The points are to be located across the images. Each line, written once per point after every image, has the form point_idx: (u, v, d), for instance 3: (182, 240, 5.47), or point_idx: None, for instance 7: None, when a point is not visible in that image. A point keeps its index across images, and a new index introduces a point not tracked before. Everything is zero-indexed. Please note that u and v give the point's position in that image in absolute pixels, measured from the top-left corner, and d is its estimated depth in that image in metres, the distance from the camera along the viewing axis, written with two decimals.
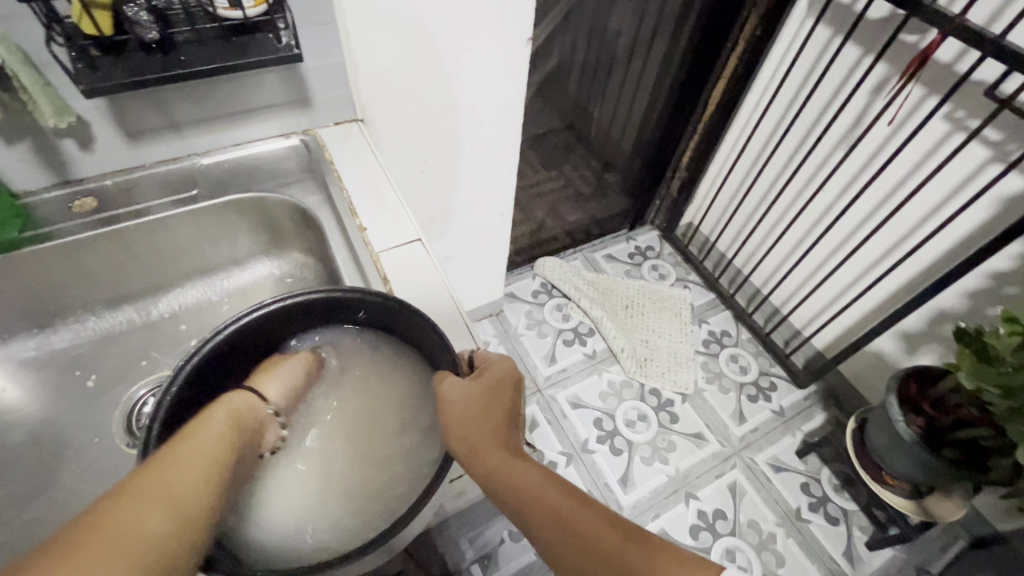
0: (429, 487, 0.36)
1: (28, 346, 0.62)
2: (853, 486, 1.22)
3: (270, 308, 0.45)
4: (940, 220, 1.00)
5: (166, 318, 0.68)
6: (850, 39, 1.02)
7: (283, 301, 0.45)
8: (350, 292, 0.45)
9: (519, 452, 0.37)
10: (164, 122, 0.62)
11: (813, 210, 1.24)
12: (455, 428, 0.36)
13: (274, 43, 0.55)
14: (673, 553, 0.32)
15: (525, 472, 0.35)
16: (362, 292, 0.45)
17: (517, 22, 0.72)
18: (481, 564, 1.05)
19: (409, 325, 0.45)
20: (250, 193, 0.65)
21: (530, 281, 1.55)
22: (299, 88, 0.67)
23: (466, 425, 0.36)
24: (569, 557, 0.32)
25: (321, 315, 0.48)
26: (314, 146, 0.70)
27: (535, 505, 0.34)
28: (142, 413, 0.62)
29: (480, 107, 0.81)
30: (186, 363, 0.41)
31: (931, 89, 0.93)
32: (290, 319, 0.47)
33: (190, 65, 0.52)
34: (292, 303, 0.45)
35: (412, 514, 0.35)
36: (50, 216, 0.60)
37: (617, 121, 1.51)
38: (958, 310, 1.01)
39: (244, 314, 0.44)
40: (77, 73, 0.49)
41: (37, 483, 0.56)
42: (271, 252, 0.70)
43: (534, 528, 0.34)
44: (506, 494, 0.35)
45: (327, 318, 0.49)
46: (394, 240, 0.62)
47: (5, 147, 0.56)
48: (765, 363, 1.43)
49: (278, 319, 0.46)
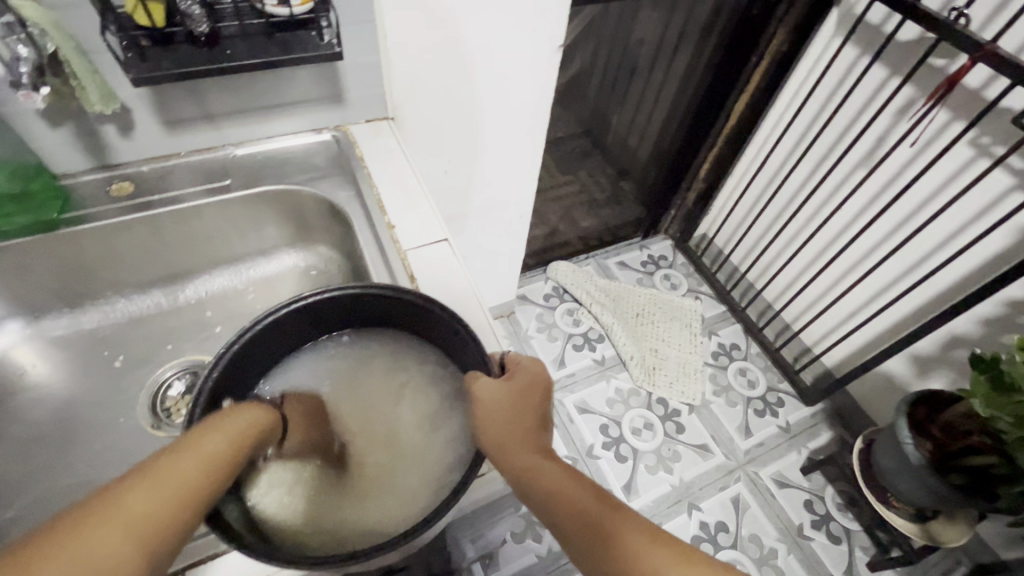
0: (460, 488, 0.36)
1: (57, 325, 0.64)
2: (856, 506, 1.22)
3: (307, 301, 0.46)
4: (960, 244, 1.00)
5: (191, 303, 0.69)
6: (878, 60, 1.02)
7: (321, 294, 0.46)
8: (386, 289, 0.46)
9: (550, 454, 0.37)
10: (202, 112, 0.63)
11: (831, 227, 1.24)
12: (488, 428, 0.37)
13: (316, 40, 0.56)
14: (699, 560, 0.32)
15: (556, 474, 0.36)
16: (400, 291, 0.45)
17: (549, 27, 0.73)
18: (483, 564, 1.06)
19: (443, 327, 0.46)
20: (282, 185, 0.66)
21: (542, 285, 1.56)
22: (333, 85, 0.68)
23: (497, 425, 0.37)
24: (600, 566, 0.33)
25: (357, 309, 0.49)
26: (344, 142, 0.71)
27: (565, 511, 0.34)
28: (167, 396, 0.63)
29: (507, 111, 0.82)
30: (233, 343, 0.43)
31: (957, 114, 0.93)
32: (329, 310, 0.48)
33: (234, 59, 0.53)
34: (330, 297, 0.46)
35: (443, 510, 0.35)
36: (87, 199, 0.62)
37: (636, 130, 1.51)
38: (972, 336, 1.01)
39: (283, 305, 0.45)
40: (126, 62, 0.50)
41: (62, 459, 0.57)
42: (298, 244, 0.72)
43: (564, 535, 0.34)
44: (537, 496, 0.35)
45: (364, 313, 0.50)
46: (421, 238, 0.62)
47: (49, 130, 0.57)
48: (773, 378, 1.43)
49: (314, 310, 0.47)
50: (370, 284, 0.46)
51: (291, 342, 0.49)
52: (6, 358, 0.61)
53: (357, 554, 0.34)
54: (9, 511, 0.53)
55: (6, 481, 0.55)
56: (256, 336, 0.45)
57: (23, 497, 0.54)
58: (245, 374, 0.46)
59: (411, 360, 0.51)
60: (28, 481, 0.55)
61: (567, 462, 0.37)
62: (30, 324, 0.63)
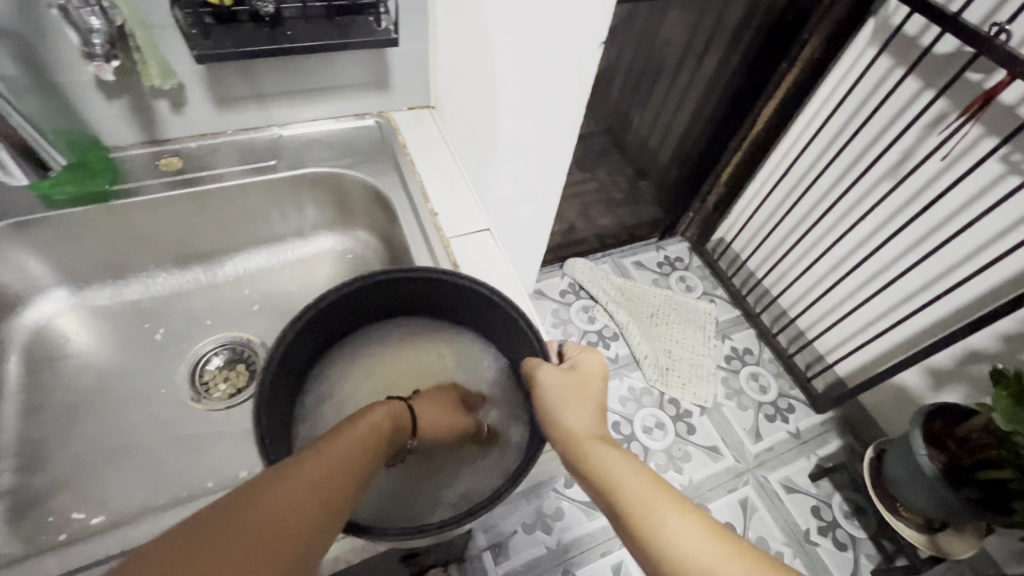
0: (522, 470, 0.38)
1: (100, 295, 0.65)
2: (863, 514, 1.23)
3: (371, 281, 0.47)
4: (984, 260, 1.00)
5: (229, 281, 0.70)
6: (913, 72, 1.02)
7: (384, 275, 0.48)
8: (452, 276, 0.47)
9: (610, 442, 0.39)
10: (253, 92, 0.64)
11: (853, 237, 1.25)
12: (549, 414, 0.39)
13: (373, 25, 0.57)
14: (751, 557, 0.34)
15: (619, 464, 0.37)
16: (471, 280, 0.47)
17: (595, 27, 0.69)
18: (493, 552, 1.08)
19: (497, 315, 0.49)
20: (327, 168, 0.67)
21: (558, 281, 1.57)
22: (380, 70, 0.69)
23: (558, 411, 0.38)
24: (656, 558, 0.34)
25: (414, 290, 0.51)
26: (387, 129, 0.72)
27: (626, 501, 0.35)
28: (206, 369, 0.65)
29: (545, 109, 0.78)
30: (314, 309, 0.45)
31: (990, 130, 0.93)
32: (403, 290, 0.51)
33: (294, 40, 0.54)
34: (392, 277, 0.48)
35: (506, 492, 0.37)
36: (135, 172, 0.62)
37: (657, 133, 1.48)
38: (991, 351, 1.01)
39: (349, 284, 0.47)
40: (191, 38, 0.51)
41: (103, 426, 0.58)
42: (337, 227, 0.72)
43: (620, 523, 0.36)
44: (597, 483, 0.37)
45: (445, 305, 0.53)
46: (463, 227, 0.63)
47: (104, 102, 0.58)
48: (784, 385, 1.43)
49: (373, 289, 0.49)
50: (429, 269, 0.48)
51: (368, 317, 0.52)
52: (50, 326, 0.62)
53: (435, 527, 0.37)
54: (54, 475, 0.54)
55: (52, 446, 0.56)
56: (330, 308, 0.47)
57: (66, 462, 0.55)
58: (318, 338, 0.49)
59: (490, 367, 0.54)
60: (74, 447, 0.56)
61: (628, 451, 0.38)
62: (75, 293, 0.64)
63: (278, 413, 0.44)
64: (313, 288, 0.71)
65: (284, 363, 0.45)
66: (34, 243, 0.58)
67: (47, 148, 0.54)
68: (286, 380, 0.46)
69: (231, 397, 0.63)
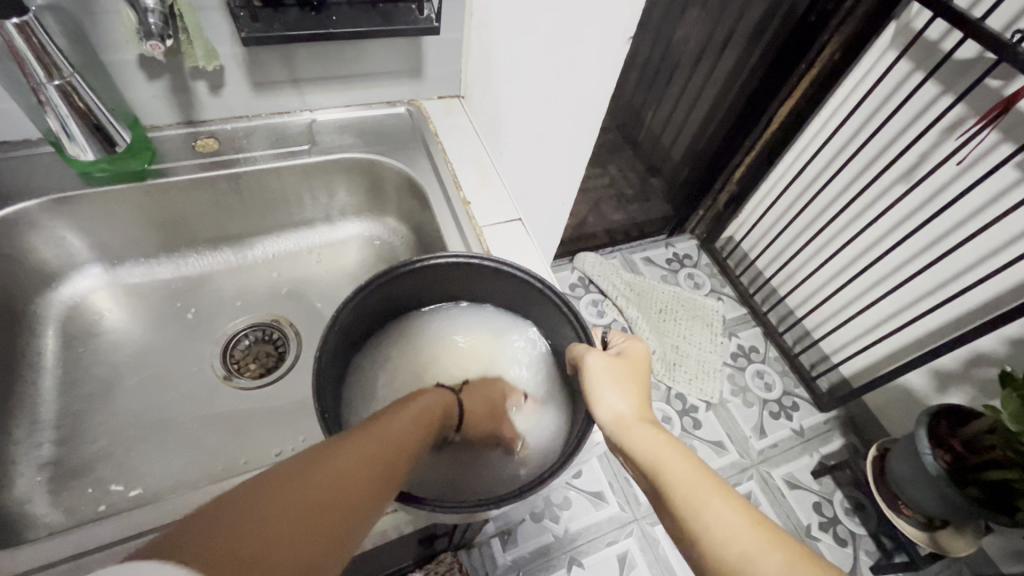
0: (574, 447, 0.41)
1: (133, 273, 0.66)
2: (863, 511, 1.25)
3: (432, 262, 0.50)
4: (996, 265, 1.01)
5: (259, 263, 0.71)
6: (932, 77, 1.03)
7: (439, 258, 0.50)
8: (505, 262, 0.50)
9: (655, 425, 0.41)
10: (289, 76, 0.64)
11: (865, 238, 1.26)
12: (598, 396, 0.42)
13: (415, 13, 0.58)
14: (798, 553, 0.32)
15: (663, 444, 0.39)
16: (518, 268, 0.49)
17: (624, 19, 0.68)
18: (501, 539, 1.09)
19: (541, 303, 0.51)
20: (359, 153, 0.68)
21: (568, 274, 1.58)
22: (415, 59, 0.69)
23: (604, 393, 0.42)
24: (700, 546, 0.34)
25: (463, 277, 0.53)
26: (418, 117, 0.73)
27: (669, 482, 0.37)
28: (237, 348, 0.66)
29: (572, 100, 0.78)
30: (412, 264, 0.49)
31: (1007, 136, 0.94)
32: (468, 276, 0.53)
33: (339, 26, 0.55)
34: (447, 261, 0.50)
35: (560, 469, 0.39)
36: (173, 152, 0.63)
37: (671, 127, 1.50)
38: (997, 355, 1.03)
39: (408, 264, 0.49)
40: (239, 20, 0.52)
41: (139, 402, 0.59)
42: (367, 213, 0.73)
43: (667, 511, 0.36)
44: (641, 462, 0.39)
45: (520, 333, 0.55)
46: (495, 216, 0.64)
47: (146, 82, 0.58)
48: (789, 383, 1.45)
49: (428, 273, 0.51)
50: (479, 256, 0.50)
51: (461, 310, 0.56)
52: (86, 302, 0.63)
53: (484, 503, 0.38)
54: (93, 448, 0.55)
55: (90, 420, 0.57)
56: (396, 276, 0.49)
57: (103, 436, 0.56)
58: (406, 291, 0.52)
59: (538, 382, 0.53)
60: (111, 420, 0.57)
61: (674, 434, 0.40)
62: (110, 269, 0.65)
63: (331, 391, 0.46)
64: (341, 272, 0.72)
65: (343, 327, 0.47)
66: (72, 219, 0.59)
67: (115, 124, 0.54)
68: (340, 354, 0.47)
69: (260, 376, 0.64)
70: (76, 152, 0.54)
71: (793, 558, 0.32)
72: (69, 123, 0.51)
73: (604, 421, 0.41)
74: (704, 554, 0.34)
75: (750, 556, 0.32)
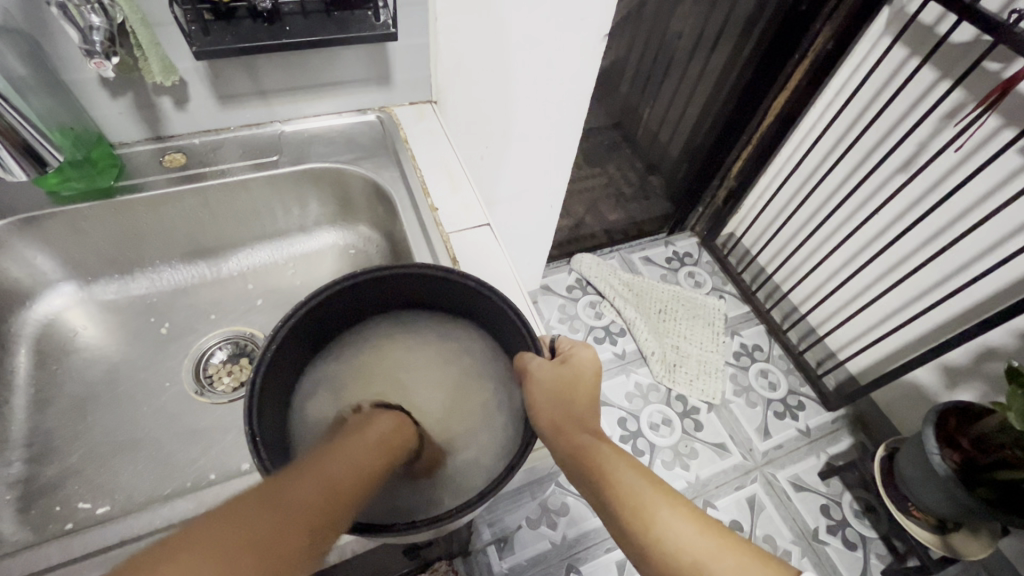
0: (518, 458, 0.39)
1: (108, 290, 0.66)
2: (873, 513, 1.21)
3: (341, 287, 0.47)
4: (1002, 255, 0.97)
5: (233, 276, 0.71)
6: (928, 61, 0.99)
7: (357, 277, 0.47)
8: (447, 271, 0.47)
9: (599, 436, 0.42)
10: (255, 89, 0.64)
11: (868, 229, 1.21)
12: (541, 407, 0.41)
13: (371, 20, 0.58)
14: (740, 546, 0.37)
15: (610, 457, 0.41)
16: (461, 275, 0.47)
17: (597, 16, 0.68)
18: (497, 546, 1.08)
19: (490, 309, 0.48)
20: (329, 164, 0.67)
21: (565, 276, 1.56)
22: (381, 66, 0.68)
23: (552, 406, 0.41)
24: (655, 554, 0.37)
25: (391, 288, 0.50)
26: (389, 124, 0.72)
27: (620, 496, 0.39)
28: (210, 363, 0.65)
29: (548, 100, 0.78)
30: (314, 296, 0.45)
31: (1009, 121, 0.90)
32: (318, 314, 0.47)
33: (292, 35, 0.55)
34: (364, 280, 0.47)
35: (503, 481, 0.37)
36: (141, 167, 0.63)
37: (666, 126, 1.50)
38: (1007, 349, 0.99)
39: (322, 290, 0.46)
40: (191, 35, 0.52)
41: (109, 419, 0.59)
42: (339, 222, 0.73)
43: (618, 524, 0.38)
44: (589, 476, 0.40)
45: (363, 294, 0.49)
46: (463, 223, 0.64)
47: (110, 100, 0.59)
48: (795, 382, 1.41)
49: (348, 292, 0.48)
50: (412, 265, 0.48)
51: (301, 343, 0.48)
52: (59, 320, 0.64)
53: (429, 522, 0.36)
54: (64, 465, 0.56)
55: (61, 437, 0.57)
56: (290, 330, 0.45)
57: (73, 452, 0.57)
58: (274, 396, 0.45)
59: (494, 366, 0.50)
60: (83, 437, 0.58)
61: (619, 445, 0.42)
62: (83, 287, 0.65)
63: (273, 425, 0.43)
64: (315, 282, 0.72)
65: (271, 365, 0.44)
66: (43, 238, 0.60)
67: (46, 145, 0.52)
68: (269, 397, 0.43)
69: (235, 390, 0.64)
70: (9, 176, 0.51)
71: (738, 556, 0.36)
72: (4, 157, 0.49)
73: (551, 436, 0.41)
74: (657, 560, 0.37)
75: (699, 561, 0.36)
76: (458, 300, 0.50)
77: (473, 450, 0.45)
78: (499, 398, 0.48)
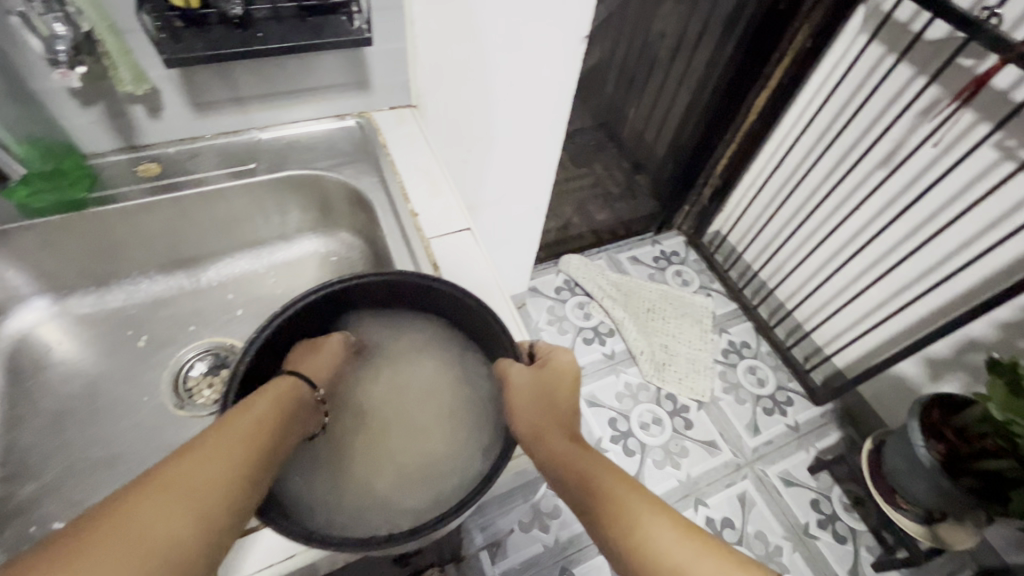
0: (493, 469, 0.38)
1: (84, 303, 0.65)
2: (862, 506, 1.22)
3: (321, 295, 0.46)
4: (982, 248, 0.98)
5: (213, 285, 0.70)
6: (905, 58, 1.01)
7: (337, 285, 0.47)
8: (425, 278, 0.46)
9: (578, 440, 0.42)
10: (231, 96, 0.63)
11: (850, 225, 1.22)
12: (519, 410, 0.43)
13: (347, 25, 0.57)
14: (718, 549, 0.37)
15: (588, 459, 0.40)
16: (438, 280, 0.46)
17: (575, 19, 0.68)
18: (490, 551, 1.07)
19: (470, 315, 0.48)
20: (310, 170, 0.67)
21: (553, 277, 1.56)
22: (359, 71, 0.67)
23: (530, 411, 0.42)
24: (634, 557, 0.36)
25: (373, 296, 0.50)
26: (368, 129, 0.71)
27: (598, 497, 0.38)
28: (189, 376, 0.64)
29: (528, 103, 0.78)
30: (297, 302, 0.46)
31: (984, 115, 0.91)
32: (298, 320, 0.47)
33: (266, 41, 0.54)
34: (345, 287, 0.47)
35: (476, 492, 0.37)
36: (114, 178, 0.62)
37: (652, 124, 1.51)
38: (988, 340, 1.00)
39: (306, 295, 0.46)
40: (160, 42, 0.51)
41: (86, 435, 0.58)
42: (319, 229, 0.72)
43: (597, 527, 0.38)
44: (567, 479, 0.40)
45: (343, 302, 0.49)
46: (443, 228, 0.63)
47: (81, 109, 0.58)
48: (783, 377, 1.42)
49: (328, 299, 0.48)
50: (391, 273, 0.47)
51: (281, 350, 0.48)
52: (33, 335, 0.62)
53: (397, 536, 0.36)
54: (40, 483, 0.55)
55: (37, 455, 0.56)
56: (268, 338, 0.44)
57: (49, 470, 0.55)
58: None
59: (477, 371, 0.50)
60: (59, 454, 0.56)
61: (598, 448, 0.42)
62: (57, 301, 0.64)
63: None
64: (296, 290, 0.71)
65: (248, 375, 0.43)
66: (13, 252, 0.58)
67: None
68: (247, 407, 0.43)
69: (214, 403, 0.62)
70: None
71: (717, 559, 0.36)
72: None
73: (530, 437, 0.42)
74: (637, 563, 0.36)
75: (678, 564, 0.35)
76: (439, 307, 0.50)
77: (455, 460, 0.46)
78: (483, 409, 0.49)
